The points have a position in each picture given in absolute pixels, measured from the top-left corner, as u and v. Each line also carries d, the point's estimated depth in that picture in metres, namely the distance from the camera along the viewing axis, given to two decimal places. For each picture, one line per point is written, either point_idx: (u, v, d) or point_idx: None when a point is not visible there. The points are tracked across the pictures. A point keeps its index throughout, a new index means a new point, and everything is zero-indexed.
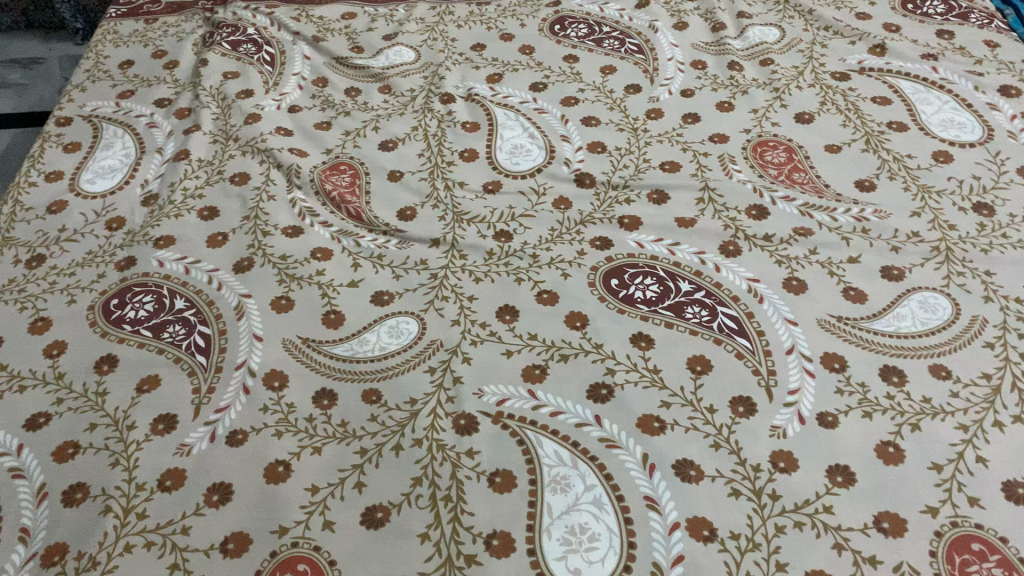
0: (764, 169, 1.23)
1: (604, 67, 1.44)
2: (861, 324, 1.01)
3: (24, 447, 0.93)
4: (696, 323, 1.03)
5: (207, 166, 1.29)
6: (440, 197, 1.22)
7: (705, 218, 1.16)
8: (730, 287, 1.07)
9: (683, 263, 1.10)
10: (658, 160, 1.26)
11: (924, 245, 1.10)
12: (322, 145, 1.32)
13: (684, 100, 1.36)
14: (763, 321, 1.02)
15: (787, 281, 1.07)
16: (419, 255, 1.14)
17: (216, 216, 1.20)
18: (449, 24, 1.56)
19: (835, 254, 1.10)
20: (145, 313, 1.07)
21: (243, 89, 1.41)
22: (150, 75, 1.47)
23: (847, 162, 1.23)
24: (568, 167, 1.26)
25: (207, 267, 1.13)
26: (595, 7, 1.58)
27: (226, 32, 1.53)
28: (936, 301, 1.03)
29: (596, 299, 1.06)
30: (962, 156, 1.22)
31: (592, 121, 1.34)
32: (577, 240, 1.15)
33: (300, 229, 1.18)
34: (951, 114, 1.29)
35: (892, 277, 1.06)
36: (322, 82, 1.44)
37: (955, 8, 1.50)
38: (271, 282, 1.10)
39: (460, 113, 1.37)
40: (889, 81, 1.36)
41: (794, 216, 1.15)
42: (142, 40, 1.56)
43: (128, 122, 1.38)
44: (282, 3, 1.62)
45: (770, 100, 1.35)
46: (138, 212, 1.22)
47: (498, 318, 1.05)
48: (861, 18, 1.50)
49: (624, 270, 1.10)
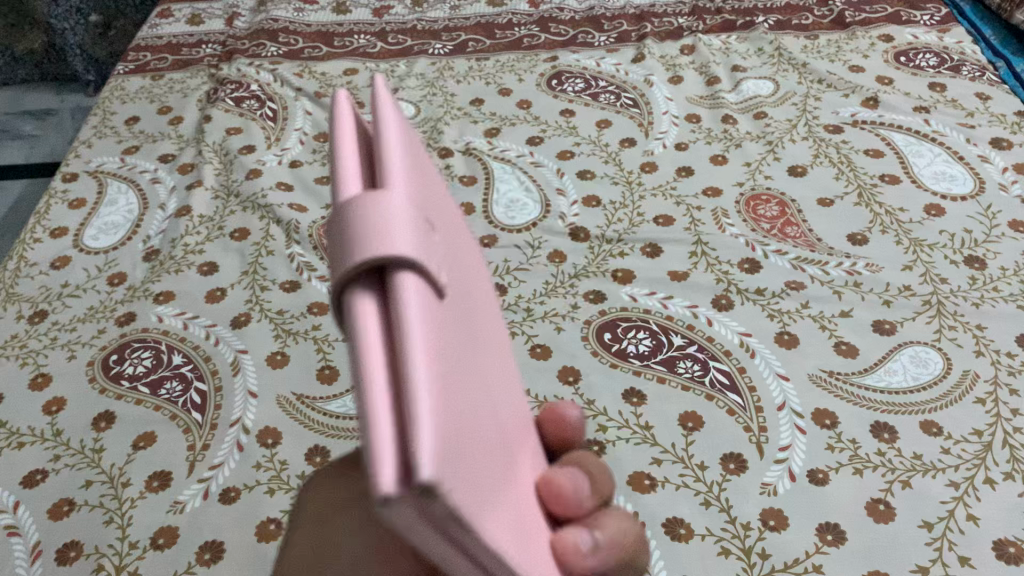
0: (757, 222, 1.24)
1: (600, 121, 1.46)
2: (852, 379, 1.02)
3: (20, 504, 0.94)
4: (688, 378, 1.03)
5: (208, 221, 1.31)
6: None
7: (698, 272, 1.17)
8: (722, 341, 1.07)
9: (675, 316, 1.11)
10: (652, 214, 1.28)
11: (915, 298, 1.10)
12: (321, 200, 1.34)
13: (679, 154, 1.38)
14: (754, 376, 1.03)
15: (778, 335, 1.07)
16: None
17: (216, 271, 1.22)
18: (448, 79, 1.59)
19: (827, 307, 1.10)
20: (142, 369, 1.09)
21: (245, 144, 1.44)
22: (155, 131, 1.51)
23: (839, 216, 1.24)
24: (563, 221, 1.28)
25: (205, 322, 1.15)
26: (592, 61, 1.60)
27: (230, 88, 1.56)
28: (927, 355, 1.03)
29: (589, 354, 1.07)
30: (954, 209, 1.22)
31: (587, 174, 1.36)
32: (571, 294, 1.16)
33: (297, 284, 1.19)
34: (942, 167, 1.30)
35: (884, 331, 1.07)
36: (323, 137, 1.47)
37: (948, 61, 1.52)
38: (268, 337, 1.12)
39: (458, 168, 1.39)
40: (881, 134, 1.37)
41: (787, 270, 1.16)
42: (148, 96, 1.59)
43: (132, 177, 1.41)
44: (285, 59, 1.65)
45: (763, 153, 1.36)
46: (139, 267, 1.24)
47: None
48: (854, 71, 1.52)
49: (617, 324, 1.11)
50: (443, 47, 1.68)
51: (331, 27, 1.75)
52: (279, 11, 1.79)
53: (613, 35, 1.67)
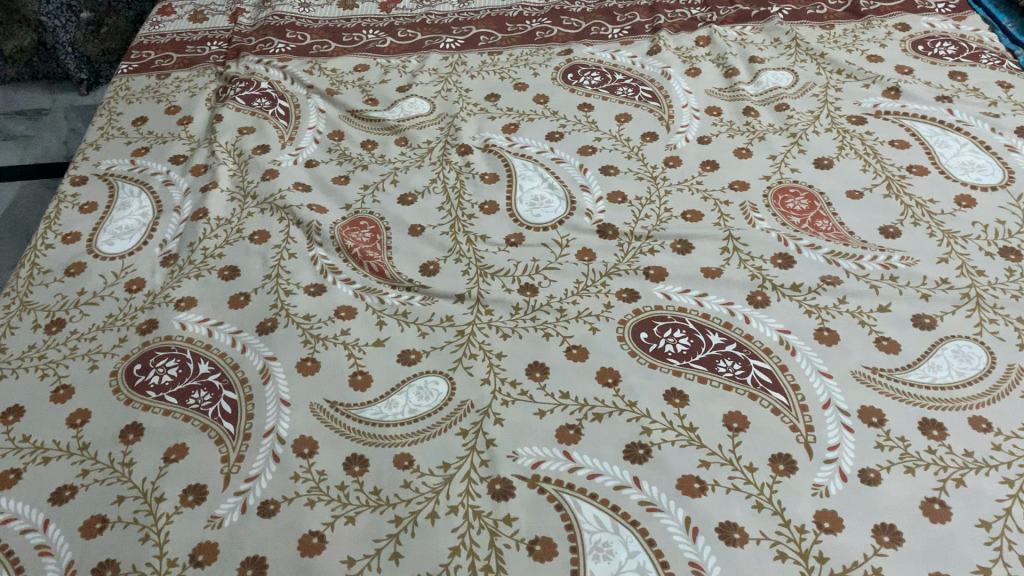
0: (787, 217, 1.22)
1: (619, 115, 1.44)
2: (895, 375, 1.00)
3: (51, 522, 0.91)
4: (730, 377, 1.02)
5: (225, 224, 1.28)
6: (463, 250, 1.22)
7: (731, 268, 1.15)
8: (761, 339, 1.06)
9: (711, 314, 1.10)
10: (679, 210, 1.26)
11: (954, 291, 1.09)
12: (341, 201, 1.31)
13: (702, 148, 1.36)
14: (797, 374, 1.01)
15: (818, 332, 1.06)
16: (444, 311, 1.13)
17: (237, 275, 1.19)
18: (462, 74, 1.56)
19: (865, 302, 1.09)
20: (168, 378, 1.06)
21: (259, 144, 1.41)
22: (164, 132, 1.47)
23: (870, 209, 1.22)
24: (590, 219, 1.26)
25: (230, 328, 1.12)
26: (607, 54, 1.58)
27: (240, 86, 1.53)
28: (970, 350, 1.02)
29: (627, 354, 1.05)
30: (985, 199, 1.21)
31: (610, 170, 1.34)
32: (603, 293, 1.14)
33: (322, 287, 1.17)
34: (970, 157, 1.28)
35: (924, 326, 1.06)
36: (338, 135, 1.44)
37: (966, 49, 1.50)
38: (296, 343, 1.09)
39: (478, 165, 1.37)
40: (905, 124, 1.36)
41: (821, 265, 1.14)
42: (155, 95, 1.56)
43: (144, 180, 1.37)
44: (294, 55, 1.62)
45: (788, 145, 1.35)
46: (158, 273, 1.21)
47: (528, 376, 1.03)
48: (873, 61, 1.50)
49: (653, 322, 1.09)
50: (454, 41, 1.65)
51: (338, 22, 1.71)
52: (284, 6, 1.75)
53: (626, 27, 1.65)
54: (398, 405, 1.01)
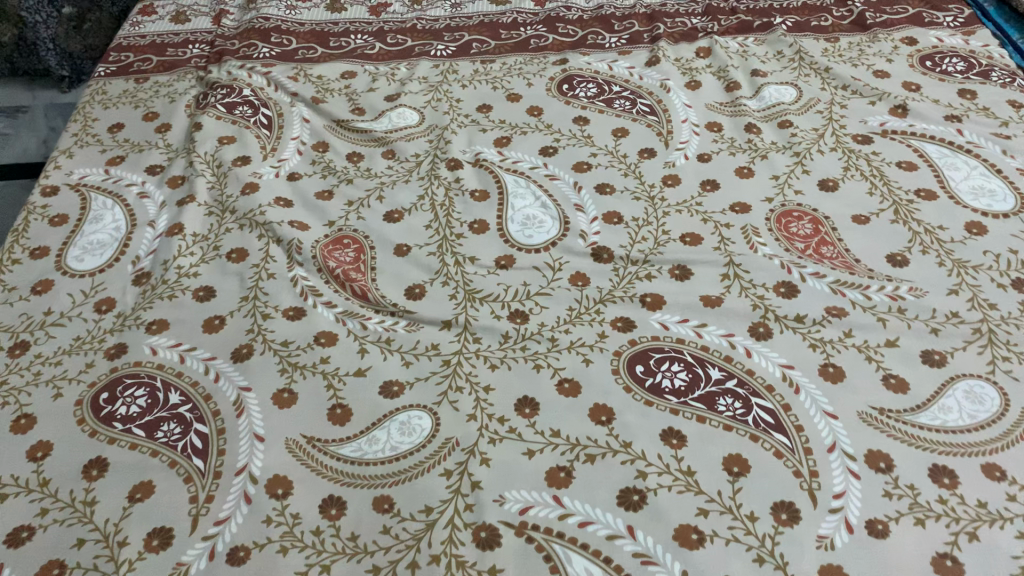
0: (790, 242, 1.17)
1: (616, 130, 1.39)
2: (904, 416, 0.95)
3: (5, 567, 0.86)
4: (730, 416, 0.97)
5: (202, 240, 1.22)
6: (451, 273, 1.16)
7: (732, 297, 1.10)
8: (763, 375, 1.01)
9: (710, 347, 1.04)
10: (678, 232, 1.20)
11: (965, 326, 1.04)
12: (324, 217, 1.25)
13: (702, 166, 1.31)
14: (800, 414, 0.96)
15: (823, 368, 1.01)
16: (430, 339, 1.07)
17: (213, 297, 1.13)
18: (452, 83, 1.50)
19: (872, 336, 1.04)
20: (136, 409, 1.00)
21: (239, 155, 1.35)
22: (141, 140, 1.41)
23: (877, 235, 1.17)
24: (584, 241, 1.20)
25: (204, 355, 1.06)
26: (603, 64, 1.52)
27: (221, 93, 1.46)
28: (982, 390, 0.97)
29: (622, 389, 1.00)
30: (996, 227, 1.16)
31: (606, 188, 1.29)
32: (598, 321, 1.09)
33: (302, 310, 1.11)
34: (980, 181, 1.24)
35: (934, 363, 1.01)
36: (323, 147, 1.38)
37: (976, 65, 1.45)
38: (273, 371, 1.03)
39: (469, 181, 1.32)
40: (913, 145, 1.31)
41: (826, 295, 1.09)
42: (133, 100, 1.49)
43: (118, 191, 1.31)
44: (278, 61, 1.55)
45: (791, 165, 1.29)
46: (129, 292, 1.15)
47: (517, 412, 0.98)
48: (880, 76, 1.45)
49: (649, 355, 1.04)
50: (445, 48, 1.59)
51: (326, 26, 1.65)
52: (270, 8, 1.69)
53: (624, 36, 1.59)
54: (379, 441, 0.96)
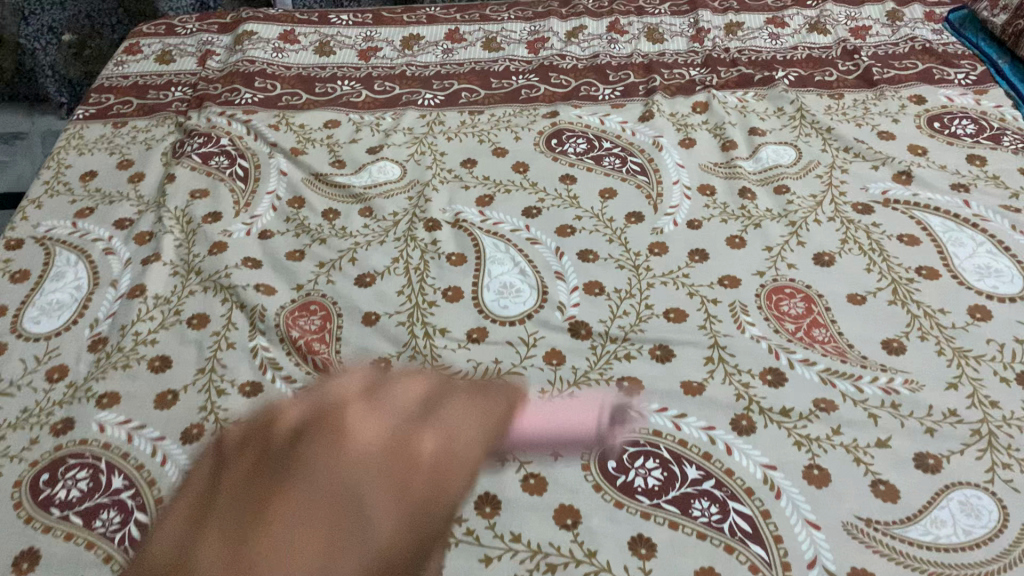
0: (780, 321, 1.11)
1: (604, 190, 1.33)
2: (894, 530, 0.88)
3: None
4: (704, 522, 0.90)
5: (163, 303, 1.17)
6: (420, 346, 1.10)
7: (715, 384, 1.04)
8: (742, 476, 0.94)
9: (688, 441, 0.98)
10: (661, 307, 1.14)
11: (963, 427, 0.97)
12: (292, 280, 1.20)
13: (691, 233, 1.25)
14: (780, 523, 0.89)
15: (808, 470, 0.94)
16: (390, 424, 1.00)
17: (168, 367, 1.08)
18: (438, 134, 1.47)
19: (861, 435, 0.97)
20: (76, 494, 0.95)
21: (210, 212, 1.31)
22: (113, 191, 1.37)
23: (873, 318, 1.10)
24: (562, 313, 1.14)
25: (152, 434, 1.01)
26: (596, 117, 1.48)
27: (198, 142, 1.44)
28: (979, 503, 0.90)
29: (591, 487, 0.94)
30: (1001, 313, 1.09)
31: (589, 255, 1.23)
32: (571, 407, 1.02)
33: (259, 386, 1.05)
34: (986, 259, 1.16)
35: (928, 468, 0.93)
36: (298, 202, 1.33)
37: (987, 128, 1.38)
38: (221, 456, 0.98)
39: (446, 244, 1.26)
40: (916, 216, 1.24)
41: (815, 385, 1.02)
42: (109, 147, 1.45)
43: (84, 247, 1.26)
44: (259, 107, 1.53)
45: (786, 235, 1.23)
46: (83, 359, 1.10)
47: (476, 511, 0.91)
48: (884, 138, 1.38)
49: (623, 448, 0.98)
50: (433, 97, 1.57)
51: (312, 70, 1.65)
52: (255, 51, 1.68)
53: (618, 87, 1.56)
54: None
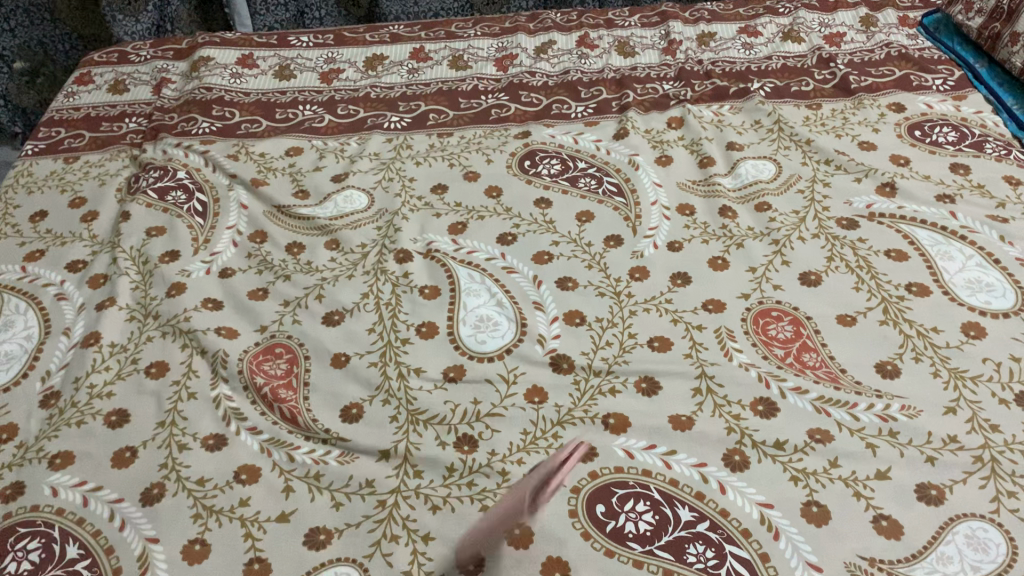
0: (768, 347, 1.10)
1: (581, 213, 1.38)
2: (899, 569, 0.84)
3: None
4: (699, 568, 0.86)
5: (120, 351, 1.20)
6: (393, 389, 1.11)
7: (704, 418, 1.01)
8: (737, 515, 0.91)
9: (679, 480, 0.95)
10: (645, 336, 1.14)
11: (965, 454, 0.94)
12: (256, 321, 1.25)
13: (671, 256, 1.27)
14: (780, 565, 0.85)
15: (806, 507, 0.91)
16: (364, 473, 1.01)
17: (126, 422, 1.09)
18: (405, 160, 1.56)
19: (860, 467, 0.94)
20: (27, 566, 0.93)
21: (167, 250, 1.39)
22: (64, 232, 1.44)
23: (865, 340, 1.09)
24: (542, 347, 1.15)
25: (110, 496, 1.00)
26: (569, 138, 1.56)
27: (154, 176, 1.54)
28: (985, 536, 0.86)
29: (579, 535, 0.91)
30: (995, 329, 1.08)
31: (567, 283, 1.25)
32: (554, 448, 1.01)
33: (223, 438, 1.07)
34: (977, 272, 1.16)
35: (930, 500, 0.90)
36: (261, 236, 1.41)
37: (968, 135, 1.41)
38: (184, 518, 0.97)
39: (418, 276, 1.30)
40: (903, 230, 1.25)
41: (809, 415, 1.00)
42: (60, 184, 1.56)
43: (33, 293, 1.32)
44: (219, 137, 1.66)
45: (770, 255, 1.24)
46: (35, 417, 1.12)
47: (458, 568, 0.89)
48: (865, 148, 1.42)
49: (611, 491, 0.95)
50: (400, 120, 1.68)
51: (273, 96, 1.78)
52: (213, 78, 1.82)
53: (590, 104, 1.66)
54: None
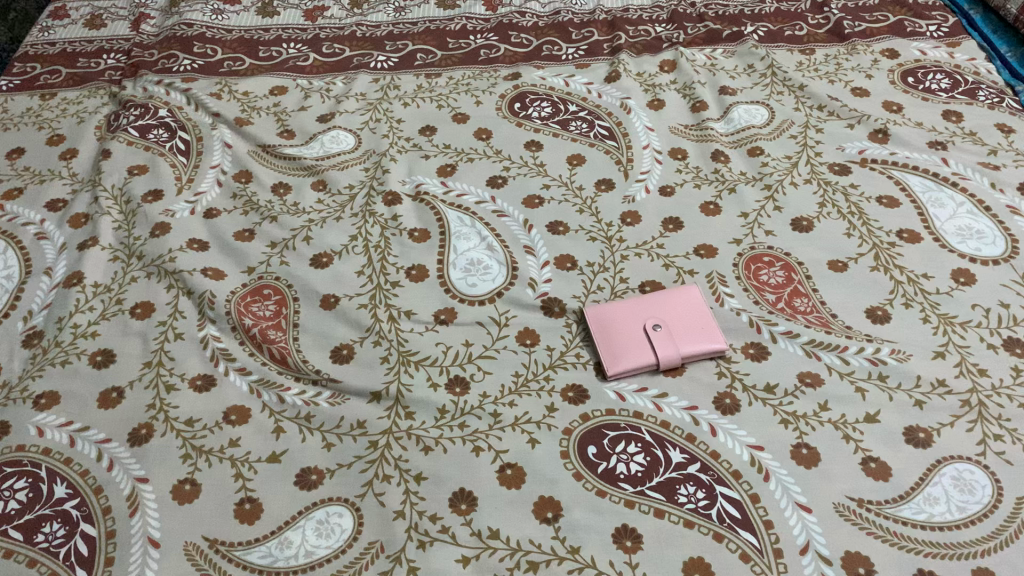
0: (760, 292, 1.17)
1: (572, 156, 1.42)
2: (885, 510, 0.93)
3: None
4: (692, 509, 0.94)
5: (103, 291, 1.21)
6: (383, 331, 1.15)
7: (695, 365, 1.09)
8: (729, 458, 0.98)
9: (671, 423, 1.02)
10: (637, 280, 1.20)
11: (953, 398, 1.02)
12: (243, 263, 1.25)
13: (664, 201, 1.32)
14: (769, 506, 0.93)
15: (796, 450, 0.98)
16: (355, 414, 1.05)
17: (112, 363, 1.11)
18: (393, 100, 1.56)
19: (849, 410, 1.02)
20: (15, 505, 0.97)
21: (150, 190, 1.37)
22: (43, 169, 1.42)
23: (854, 286, 1.17)
24: (533, 291, 1.19)
25: (97, 437, 1.03)
26: (560, 80, 1.58)
27: (135, 114, 1.50)
28: (973, 478, 0.95)
29: (572, 476, 0.98)
30: (985, 275, 1.16)
31: (559, 227, 1.29)
32: (546, 391, 1.07)
33: (211, 379, 1.09)
34: (968, 220, 1.24)
35: (918, 442, 0.98)
36: (245, 176, 1.40)
37: (961, 82, 1.48)
38: (173, 458, 1.01)
39: (407, 219, 1.32)
40: (895, 176, 1.33)
41: (799, 358, 1.08)
42: (37, 121, 1.53)
43: (12, 232, 1.31)
44: (201, 74, 1.62)
45: (762, 201, 1.31)
46: (18, 356, 1.13)
47: (452, 509, 0.95)
48: (858, 95, 1.49)
49: (603, 433, 1.02)
50: (386, 60, 1.66)
51: (256, 33, 1.74)
52: (193, 13, 1.77)
53: (581, 46, 1.67)
54: (294, 544, 0.93)
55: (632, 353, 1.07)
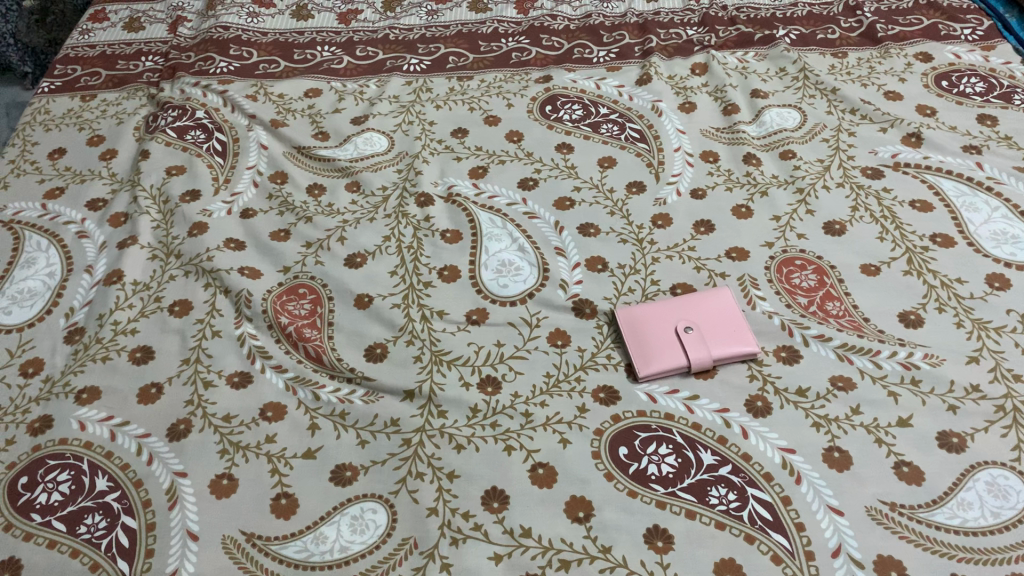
0: (792, 295, 1.17)
1: (603, 159, 1.42)
2: (918, 515, 0.93)
3: None
4: (723, 511, 0.94)
5: (142, 289, 1.23)
6: (416, 330, 1.16)
7: (726, 368, 1.09)
8: (761, 461, 0.98)
9: (702, 425, 1.02)
10: (668, 282, 1.20)
11: (987, 403, 1.02)
12: (279, 262, 1.27)
13: (695, 204, 1.33)
14: (801, 509, 0.93)
15: (828, 453, 0.98)
16: (389, 412, 1.06)
17: (151, 359, 1.13)
18: (426, 103, 1.57)
19: (882, 414, 1.02)
20: (58, 497, 0.99)
21: (188, 190, 1.39)
22: (84, 169, 1.45)
23: (887, 289, 1.17)
24: (565, 292, 1.20)
25: (137, 431, 1.05)
26: (591, 83, 1.59)
27: (172, 116, 1.53)
28: (1007, 483, 0.94)
29: (603, 477, 0.98)
30: (1020, 281, 1.16)
31: (590, 229, 1.30)
32: (577, 392, 1.07)
33: (248, 376, 1.11)
34: (1001, 224, 1.24)
35: (952, 447, 0.98)
36: (281, 177, 1.42)
37: (996, 86, 1.47)
38: (211, 453, 1.02)
39: (440, 220, 1.33)
40: (928, 180, 1.32)
41: (831, 362, 1.08)
42: (78, 122, 1.56)
43: (54, 230, 1.33)
44: (237, 76, 1.65)
45: (794, 204, 1.31)
46: (60, 352, 1.16)
47: (484, 507, 0.96)
48: (891, 98, 1.48)
49: (634, 434, 1.02)
50: (419, 63, 1.68)
51: (290, 36, 1.76)
52: (229, 16, 1.80)
53: (613, 49, 1.68)
54: (329, 539, 0.94)
55: (663, 354, 1.08)
